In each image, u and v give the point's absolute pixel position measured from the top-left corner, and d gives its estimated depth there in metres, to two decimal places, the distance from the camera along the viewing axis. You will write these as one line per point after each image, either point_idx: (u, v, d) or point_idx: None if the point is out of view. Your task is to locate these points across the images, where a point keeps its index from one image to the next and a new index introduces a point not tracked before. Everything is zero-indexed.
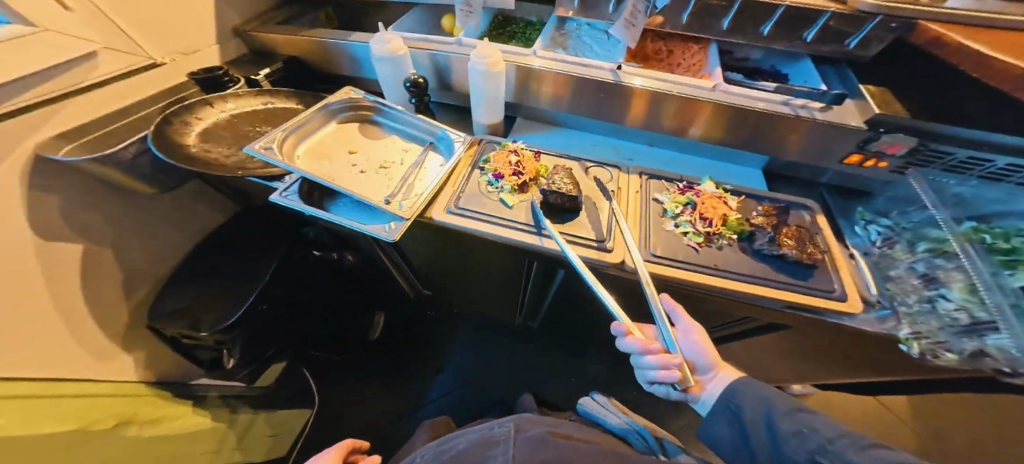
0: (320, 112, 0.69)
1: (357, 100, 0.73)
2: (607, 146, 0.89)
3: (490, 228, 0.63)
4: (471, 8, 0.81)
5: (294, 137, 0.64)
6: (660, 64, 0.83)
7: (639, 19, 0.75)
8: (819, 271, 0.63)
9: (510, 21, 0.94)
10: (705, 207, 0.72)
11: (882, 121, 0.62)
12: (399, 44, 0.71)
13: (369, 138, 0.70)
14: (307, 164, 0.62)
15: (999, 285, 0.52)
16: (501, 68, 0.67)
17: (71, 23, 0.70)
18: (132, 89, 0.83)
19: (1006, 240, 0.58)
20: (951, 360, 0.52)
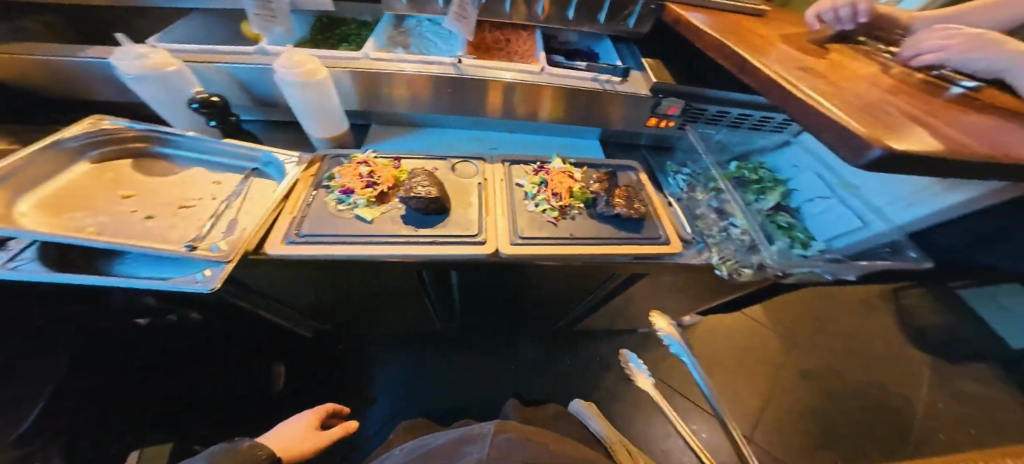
0: (52, 150, 0.53)
1: (118, 131, 0.60)
2: (469, 139, 0.87)
3: (348, 251, 0.56)
4: (273, 11, 0.72)
5: (11, 189, 0.48)
6: (500, 53, 0.84)
7: (469, 11, 0.72)
8: (647, 221, 0.76)
9: (343, 23, 0.86)
10: (558, 184, 0.78)
11: (659, 88, 0.77)
12: (164, 57, 0.60)
13: (152, 176, 0.58)
14: (44, 221, 0.47)
15: (756, 211, 0.78)
16: (319, 76, 0.60)
17: None
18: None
19: (756, 172, 0.87)
20: (749, 275, 0.69)
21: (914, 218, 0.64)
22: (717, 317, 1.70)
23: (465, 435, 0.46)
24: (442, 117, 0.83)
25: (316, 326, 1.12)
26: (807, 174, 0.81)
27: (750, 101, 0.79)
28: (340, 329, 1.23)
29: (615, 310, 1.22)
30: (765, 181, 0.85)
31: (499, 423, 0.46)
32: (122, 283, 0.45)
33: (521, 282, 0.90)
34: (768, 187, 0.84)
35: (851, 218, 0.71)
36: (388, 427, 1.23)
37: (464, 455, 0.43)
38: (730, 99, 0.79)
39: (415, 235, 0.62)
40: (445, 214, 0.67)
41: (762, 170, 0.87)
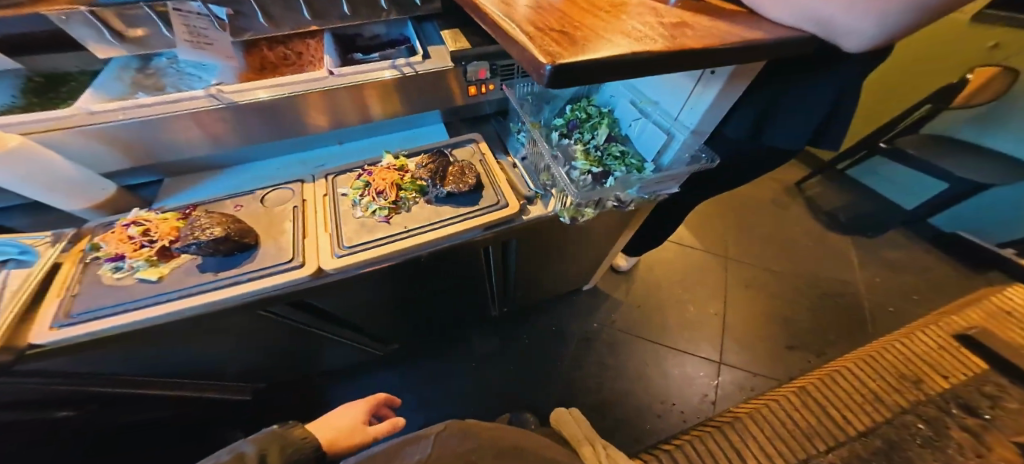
0: None
1: None
2: (295, 162, 0.84)
3: (148, 315, 0.56)
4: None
5: None
6: (292, 68, 0.79)
7: (210, 35, 0.66)
8: (479, 191, 0.76)
9: (66, 79, 0.70)
10: (379, 181, 0.75)
11: (460, 56, 0.76)
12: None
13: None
14: None
15: (592, 148, 0.77)
16: (18, 143, 0.53)
17: None
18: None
19: (586, 111, 0.85)
20: (590, 213, 0.75)
21: (699, 119, 0.63)
22: (654, 256, 1.72)
23: (404, 439, 0.39)
24: (251, 148, 0.79)
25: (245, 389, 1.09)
26: (626, 99, 0.79)
27: None
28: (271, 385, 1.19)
29: (531, 281, 1.21)
30: (593, 117, 0.83)
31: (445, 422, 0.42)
32: None
33: (402, 286, 0.89)
34: (598, 122, 0.81)
35: (661, 132, 0.71)
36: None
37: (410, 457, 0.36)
38: None
39: (221, 277, 0.61)
40: (262, 246, 0.66)
41: (591, 107, 0.85)
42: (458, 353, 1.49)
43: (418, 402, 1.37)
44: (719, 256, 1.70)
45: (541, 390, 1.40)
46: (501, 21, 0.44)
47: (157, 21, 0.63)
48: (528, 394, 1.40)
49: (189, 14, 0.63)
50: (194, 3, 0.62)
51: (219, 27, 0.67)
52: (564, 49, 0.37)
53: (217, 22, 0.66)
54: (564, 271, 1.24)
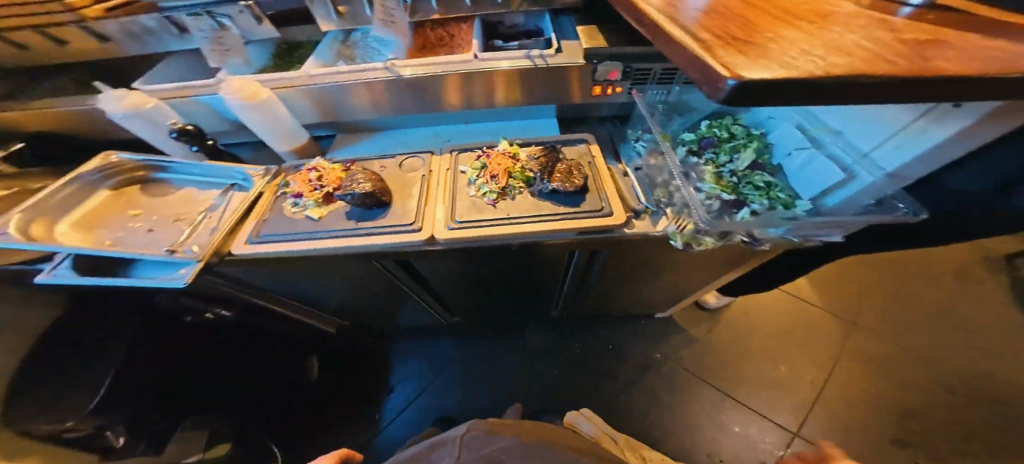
0: (72, 187, 0.69)
1: (122, 163, 0.75)
2: (426, 134, 0.94)
3: (307, 245, 0.69)
4: (226, 45, 0.77)
5: (45, 220, 0.64)
6: (444, 49, 0.87)
7: (396, 15, 0.77)
8: (586, 193, 0.73)
9: (299, 46, 0.88)
10: (494, 166, 0.79)
11: (594, 52, 0.72)
12: (141, 97, 0.70)
13: (151, 196, 0.73)
14: (72, 237, 0.63)
15: (728, 173, 0.68)
16: (265, 95, 0.70)
17: None
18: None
19: (728, 130, 0.75)
20: (708, 242, 0.65)
21: (903, 162, 0.50)
22: (747, 298, 1.53)
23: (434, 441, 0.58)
24: (396, 118, 0.91)
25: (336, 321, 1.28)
26: (789, 124, 0.68)
27: None
28: (357, 323, 1.38)
29: (604, 293, 1.19)
30: (737, 137, 0.73)
31: (480, 420, 0.56)
32: (122, 284, 0.58)
33: (484, 267, 0.95)
34: (741, 144, 0.72)
35: (835, 169, 0.59)
36: (412, 406, 1.40)
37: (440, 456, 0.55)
38: None
39: (358, 226, 0.73)
40: (394, 207, 0.77)
41: (736, 126, 0.75)
42: (513, 340, 1.55)
43: (472, 374, 1.47)
44: (832, 319, 1.44)
45: (583, 401, 1.39)
46: (664, 24, 0.42)
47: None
48: (568, 401, 1.40)
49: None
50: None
51: (404, 9, 0.77)
52: (751, 65, 0.32)
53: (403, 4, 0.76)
54: (645, 293, 1.18)
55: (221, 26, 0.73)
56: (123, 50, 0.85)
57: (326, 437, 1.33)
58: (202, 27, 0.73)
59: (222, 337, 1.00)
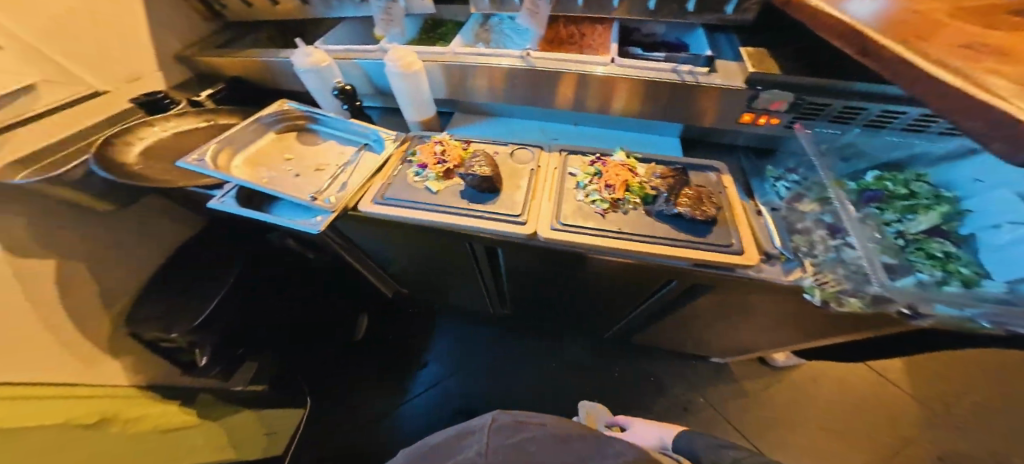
0: (253, 125, 0.82)
1: (291, 111, 0.87)
2: (534, 128, 0.93)
3: (417, 213, 0.73)
4: (392, 15, 0.87)
5: (229, 149, 0.77)
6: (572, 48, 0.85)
7: (541, 6, 0.77)
8: (716, 226, 0.67)
9: (442, 24, 0.98)
10: (608, 173, 0.75)
11: (758, 79, 0.66)
12: (321, 56, 0.82)
13: (306, 144, 0.84)
14: (243, 170, 0.75)
15: (894, 233, 0.62)
16: (416, 67, 0.77)
17: (11, 61, 0.72)
18: (64, 123, 0.82)
19: (906, 186, 0.68)
20: (853, 305, 0.55)
21: None
22: (819, 367, 1.40)
23: (456, 434, 0.51)
24: (510, 107, 0.91)
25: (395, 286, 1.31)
26: (1001, 191, 0.57)
27: (886, 93, 0.61)
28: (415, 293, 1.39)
29: (671, 327, 1.12)
30: (918, 197, 0.66)
31: (502, 411, 0.51)
32: (267, 218, 0.69)
33: (560, 272, 0.92)
34: (923, 205, 0.65)
35: None
36: (437, 388, 1.39)
37: (465, 446, 0.48)
38: (865, 93, 0.62)
39: (467, 209, 0.73)
40: (501, 194, 0.76)
41: (918, 184, 0.68)
42: (553, 349, 1.51)
43: (512, 372, 1.46)
44: (919, 417, 1.29)
45: None
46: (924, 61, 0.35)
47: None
48: None
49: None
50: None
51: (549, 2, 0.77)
52: None
53: None
54: (721, 336, 1.12)
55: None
56: (315, 12, 0.96)
57: (355, 393, 1.38)
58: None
59: (298, 280, 1.06)
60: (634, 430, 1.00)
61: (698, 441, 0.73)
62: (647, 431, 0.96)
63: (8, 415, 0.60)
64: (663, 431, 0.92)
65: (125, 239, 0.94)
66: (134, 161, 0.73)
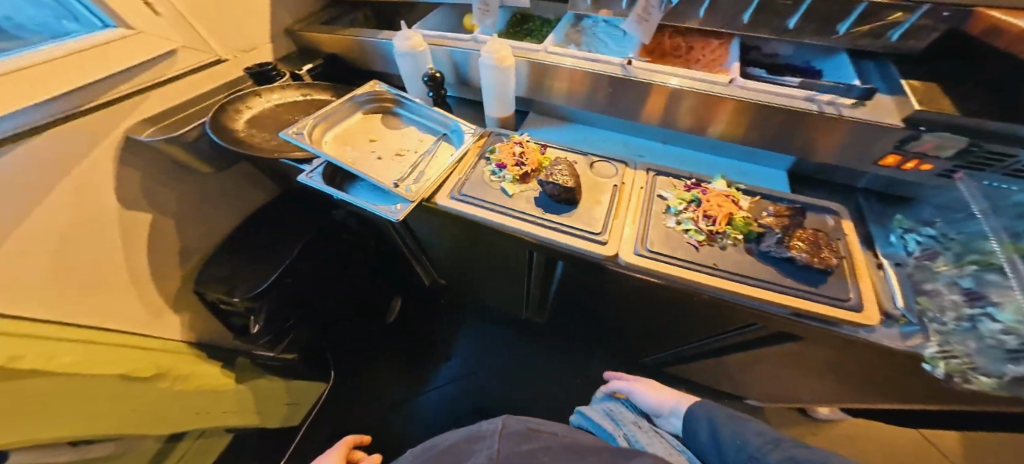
0: (348, 104, 0.85)
1: (382, 93, 0.89)
2: (617, 141, 0.88)
3: (492, 215, 0.71)
4: (488, 5, 0.84)
5: (324, 125, 0.80)
6: (678, 60, 0.82)
7: (653, 15, 0.73)
8: (830, 277, 0.61)
9: (530, 19, 0.95)
10: (710, 203, 0.71)
11: (923, 118, 0.57)
12: (419, 40, 0.81)
13: (388, 128, 0.86)
14: (332, 147, 0.79)
15: None
16: (509, 63, 0.75)
17: (163, 26, 0.78)
18: (192, 86, 0.87)
19: None
20: (985, 385, 0.48)
21: None
22: (883, 440, 1.26)
23: (467, 439, 0.51)
24: (596, 116, 0.87)
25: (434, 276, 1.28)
26: None
27: None
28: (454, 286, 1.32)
29: (730, 369, 1.02)
30: None
31: (507, 418, 0.52)
32: (346, 198, 0.71)
33: (621, 294, 0.85)
34: None
35: None
36: (452, 383, 1.29)
37: (475, 451, 0.48)
38: None
39: (543, 218, 0.70)
40: (580, 208, 0.73)
41: None
42: None
43: None
44: None
45: None
46: None
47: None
48: None
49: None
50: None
51: (663, 11, 0.73)
52: None
53: (664, 6, 0.72)
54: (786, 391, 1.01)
55: None
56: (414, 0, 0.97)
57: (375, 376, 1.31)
58: None
59: (344, 257, 1.04)
60: (637, 386, 0.76)
61: (745, 420, 0.55)
62: (656, 393, 0.74)
63: (85, 359, 0.64)
64: (681, 401, 0.70)
65: (210, 199, 0.97)
66: (240, 128, 0.78)
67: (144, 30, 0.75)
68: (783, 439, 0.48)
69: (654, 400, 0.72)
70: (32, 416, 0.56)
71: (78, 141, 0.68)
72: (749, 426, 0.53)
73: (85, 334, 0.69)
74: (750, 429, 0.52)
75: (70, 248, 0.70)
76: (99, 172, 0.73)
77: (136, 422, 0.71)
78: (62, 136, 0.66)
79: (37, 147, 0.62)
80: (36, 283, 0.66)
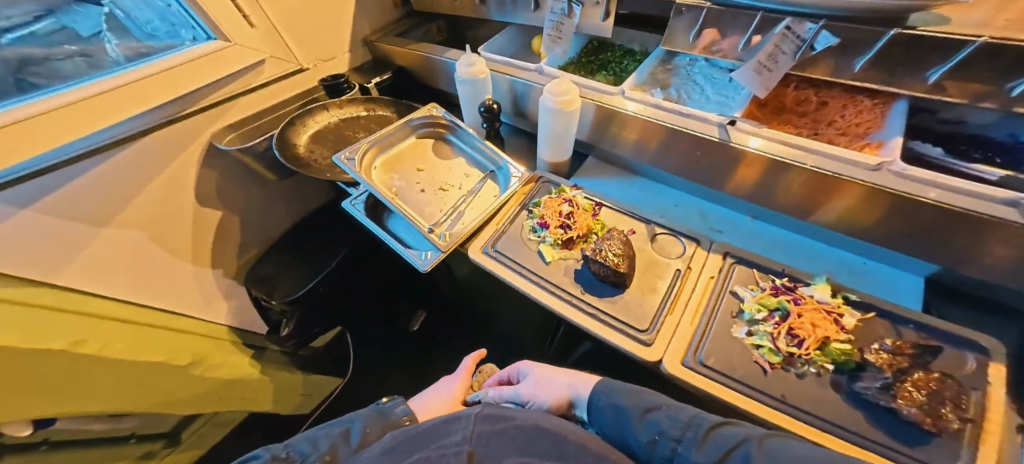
0: (402, 127, 0.81)
1: (438, 118, 0.83)
2: (692, 211, 0.72)
3: (521, 283, 0.62)
4: (561, 33, 0.75)
5: (376, 149, 0.77)
6: (801, 118, 0.69)
7: (781, 63, 0.62)
8: (937, 438, 0.39)
9: (608, 48, 0.84)
10: (801, 319, 0.51)
11: None
12: (481, 67, 0.74)
13: (439, 157, 0.80)
14: (379, 174, 0.75)
15: None
16: (575, 108, 0.65)
17: (255, 38, 0.80)
18: (275, 93, 0.89)
19: None
20: None
21: None
22: None
23: (442, 422, 0.47)
24: (664, 173, 0.73)
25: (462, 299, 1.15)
26: None
27: None
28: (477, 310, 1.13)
29: None
30: None
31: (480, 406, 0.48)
32: (379, 234, 0.68)
33: None
34: None
35: None
36: None
37: (451, 434, 0.44)
38: None
39: (576, 297, 0.60)
40: (630, 294, 0.59)
41: None
42: None
43: None
44: None
45: None
46: None
47: (751, 31, 0.63)
48: None
49: (790, 35, 0.59)
50: (811, 24, 0.57)
51: (794, 59, 0.62)
52: None
53: (798, 53, 0.60)
54: None
55: (568, 12, 0.73)
56: (488, 15, 0.86)
57: (386, 379, 1.16)
58: (554, 9, 0.74)
59: (369, 263, 1.00)
60: (535, 375, 0.65)
61: (639, 399, 0.50)
62: (549, 386, 0.62)
63: (132, 346, 0.68)
64: (574, 378, 0.62)
65: (272, 198, 1.01)
66: (302, 143, 0.79)
67: (238, 42, 0.77)
68: (702, 422, 0.43)
69: (551, 396, 0.61)
70: (83, 400, 0.61)
71: (166, 148, 0.76)
72: (647, 408, 0.48)
73: (138, 314, 0.76)
74: (647, 418, 0.47)
75: (146, 236, 0.79)
76: (180, 171, 0.80)
77: (171, 404, 0.75)
78: (151, 144, 0.74)
79: (128, 154, 0.71)
80: (115, 266, 0.75)
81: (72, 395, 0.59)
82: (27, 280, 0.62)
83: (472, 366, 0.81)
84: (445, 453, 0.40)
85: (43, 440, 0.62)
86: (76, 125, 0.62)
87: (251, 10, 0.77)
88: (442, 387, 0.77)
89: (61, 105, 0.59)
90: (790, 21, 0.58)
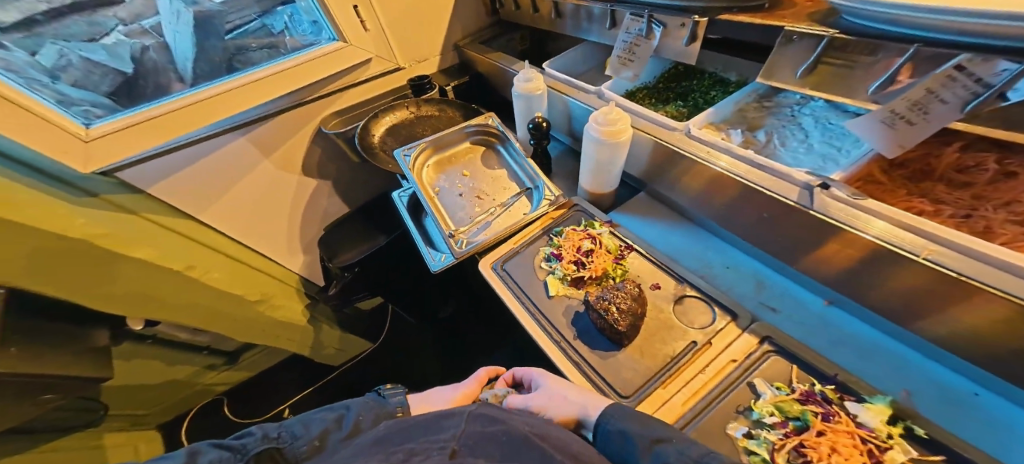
0: (458, 132, 0.84)
1: (492, 128, 0.85)
2: (747, 277, 0.56)
3: (515, 308, 0.58)
4: (633, 54, 0.69)
5: (431, 150, 0.83)
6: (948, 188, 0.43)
7: (938, 112, 0.39)
8: None
9: (691, 75, 0.75)
10: (819, 437, 0.33)
11: None
12: (539, 83, 0.73)
13: (485, 165, 0.82)
14: (428, 172, 0.80)
15: None
16: (624, 138, 0.59)
17: (367, 40, 0.97)
18: (374, 87, 1.06)
19: None
20: None
21: None
22: None
23: (441, 413, 0.40)
24: (723, 228, 0.60)
25: (487, 311, 1.14)
26: None
27: None
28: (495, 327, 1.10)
29: None
30: None
31: (480, 403, 0.41)
32: (411, 229, 0.75)
33: None
34: None
35: None
36: None
37: (444, 431, 0.37)
38: None
39: (562, 341, 0.52)
40: (622, 357, 0.49)
41: None
42: None
43: None
44: None
45: None
46: None
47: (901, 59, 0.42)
48: None
49: (961, 78, 0.37)
50: (1007, 64, 0.33)
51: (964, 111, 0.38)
52: None
53: (980, 102, 0.36)
54: None
55: (647, 33, 0.66)
56: (564, 29, 0.85)
57: (411, 359, 1.26)
58: (631, 30, 0.68)
59: (414, 250, 1.10)
60: (546, 384, 0.50)
61: (647, 423, 0.37)
62: (555, 401, 0.46)
63: (225, 279, 0.96)
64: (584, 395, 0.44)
65: (354, 177, 1.21)
66: (377, 134, 0.91)
67: (352, 43, 0.95)
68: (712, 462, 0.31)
69: (554, 415, 0.45)
70: (178, 307, 0.89)
71: (287, 126, 1.00)
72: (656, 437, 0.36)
73: (246, 255, 1.06)
74: (654, 451, 0.35)
75: (261, 190, 1.05)
76: (294, 145, 1.04)
77: (236, 329, 1.02)
78: (277, 122, 0.98)
79: (263, 129, 0.96)
80: (236, 209, 1.02)
81: (176, 301, 0.88)
82: (189, 215, 0.94)
83: (483, 378, 0.65)
84: (428, 448, 0.34)
85: (150, 335, 0.95)
86: (235, 107, 0.87)
87: (368, 16, 0.94)
88: (442, 390, 0.63)
89: (224, 91, 0.85)
90: (966, 57, 0.36)
